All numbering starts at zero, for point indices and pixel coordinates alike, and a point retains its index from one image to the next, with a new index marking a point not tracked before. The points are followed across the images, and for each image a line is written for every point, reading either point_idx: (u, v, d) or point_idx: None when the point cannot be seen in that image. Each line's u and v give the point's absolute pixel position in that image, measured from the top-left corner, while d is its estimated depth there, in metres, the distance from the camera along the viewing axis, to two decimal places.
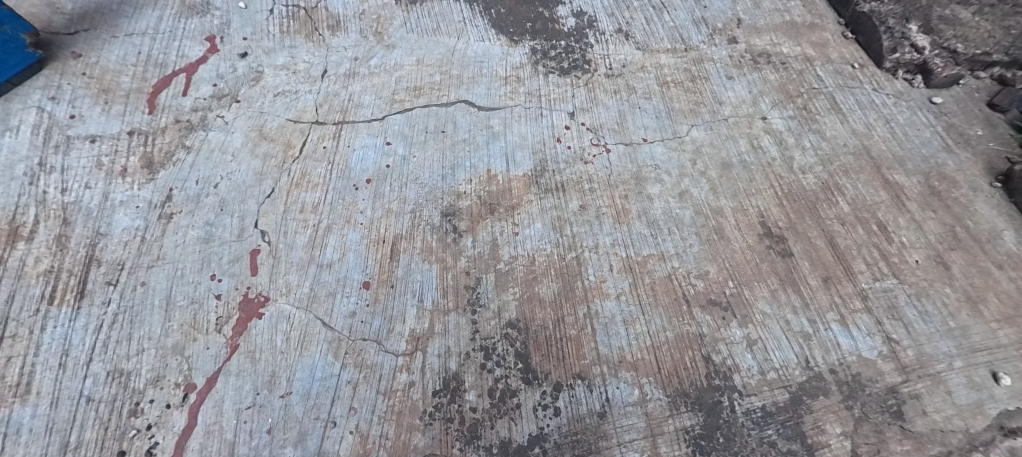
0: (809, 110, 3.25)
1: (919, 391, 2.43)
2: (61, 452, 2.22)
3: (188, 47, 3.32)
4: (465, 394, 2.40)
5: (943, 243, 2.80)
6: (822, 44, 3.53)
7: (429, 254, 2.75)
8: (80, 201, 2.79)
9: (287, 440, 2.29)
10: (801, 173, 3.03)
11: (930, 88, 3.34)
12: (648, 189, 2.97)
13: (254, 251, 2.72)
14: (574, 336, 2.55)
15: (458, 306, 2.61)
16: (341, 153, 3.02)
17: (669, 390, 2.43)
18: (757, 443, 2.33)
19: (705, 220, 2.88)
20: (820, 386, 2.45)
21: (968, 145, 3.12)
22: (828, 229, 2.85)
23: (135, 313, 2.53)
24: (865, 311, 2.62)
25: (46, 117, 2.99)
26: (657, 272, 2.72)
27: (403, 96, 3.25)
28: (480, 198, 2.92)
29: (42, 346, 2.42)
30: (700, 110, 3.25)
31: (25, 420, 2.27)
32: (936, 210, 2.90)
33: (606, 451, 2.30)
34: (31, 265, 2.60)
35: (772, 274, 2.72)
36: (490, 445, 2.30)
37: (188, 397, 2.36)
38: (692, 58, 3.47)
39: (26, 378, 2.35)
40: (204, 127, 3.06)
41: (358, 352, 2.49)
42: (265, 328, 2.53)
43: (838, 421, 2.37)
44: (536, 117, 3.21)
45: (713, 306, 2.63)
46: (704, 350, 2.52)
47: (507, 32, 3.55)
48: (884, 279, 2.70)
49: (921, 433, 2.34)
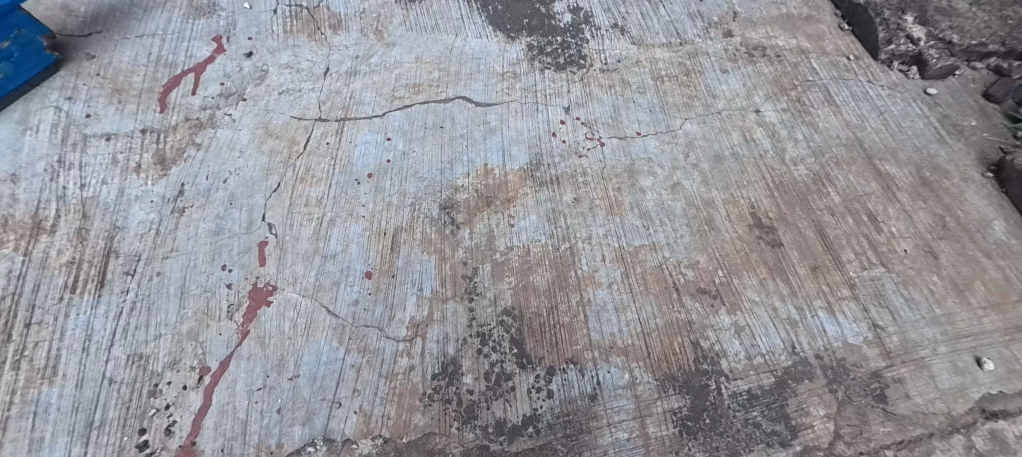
0: (802, 103, 3.29)
1: (902, 376, 2.50)
2: (87, 429, 2.38)
3: (196, 47, 3.43)
4: (463, 377, 2.53)
5: (932, 233, 2.83)
6: (817, 36, 3.56)
7: (428, 246, 2.86)
8: (97, 196, 2.93)
9: (296, 419, 2.44)
10: (792, 165, 3.08)
11: (925, 79, 3.34)
12: (640, 181, 3.05)
13: (262, 243, 2.85)
14: (567, 323, 2.66)
15: (456, 294, 2.73)
16: (343, 148, 3.14)
17: (658, 374, 2.53)
18: (742, 424, 2.43)
19: (696, 211, 2.95)
20: (805, 371, 2.53)
21: (961, 136, 3.12)
22: (817, 219, 2.90)
23: (151, 301, 2.68)
24: (852, 299, 2.69)
25: (64, 116, 3.13)
26: (648, 262, 2.81)
27: (402, 93, 3.34)
28: (477, 192, 3.02)
29: (66, 332, 2.58)
30: (694, 103, 3.31)
31: (53, 400, 2.43)
32: (926, 199, 2.93)
33: (597, 431, 2.42)
34: (54, 257, 2.76)
35: (761, 264, 2.79)
36: (487, 425, 2.43)
37: (203, 379, 2.51)
38: (687, 52, 3.52)
39: (52, 362, 2.51)
40: (213, 125, 3.18)
41: (361, 337, 2.62)
42: (273, 315, 2.67)
43: (822, 404, 2.46)
44: (532, 112, 3.29)
45: (702, 294, 2.72)
46: (693, 337, 2.61)
47: (505, 28, 3.62)
48: (872, 268, 2.76)
49: (903, 415, 2.42)
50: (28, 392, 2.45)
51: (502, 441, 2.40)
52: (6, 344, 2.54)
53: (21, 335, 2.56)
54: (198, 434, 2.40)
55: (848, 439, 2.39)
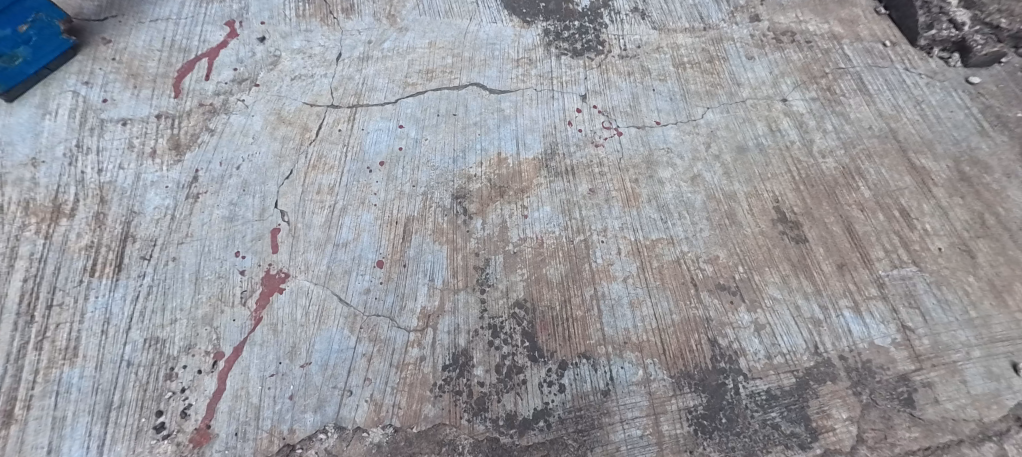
0: (832, 92, 3.14)
1: (932, 380, 2.39)
2: (106, 410, 2.42)
3: (209, 31, 3.41)
4: (473, 369, 2.49)
5: (969, 231, 2.68)
6: (852, 21, 3.38)
7: (440, 235, 2.82)
8: (115, 181, 2.95)
9: (308, 406, 2.44)
10: (820, 157, 2.95)
11: (968, 67, 3.15)
12: (659, 173, 2.95)
13: (275, 230, 2.84)
14: (579, 317, 2.60)
15: (467, 285, 2.68)
16: (356, 136, 3.10)
17: (673, 371, 2.46)
18: (760, 424, 2.35)
19: (717, 205, 2.85)
20: (828, 372, 2.44)
21: (1005, 128, 2.94)
22: (846, 215, 2.78)
23: (167, 285, 2.69)
24: (880, 298, 2.57)
25: (82, 101, 3.15)
26: (665, 256, 2.73)
27: (415, 79, 3.29)
28: (490, 181, 2.96)
29: (85, 315, 2.61)
30: (717, 91, 3.19)
31: (74, 380, 2.47)
32: (965, 196, 2.77)
33: (608, 427, 2.37)
34: (74, 240, 2.79)
35: (784, 260, 2.68)
36: (497, 417, 2.40)
37: (217, 364, 2.52)
38: (711, 37, 3.38)
39: (73, 343, 2.55)
40: (227, 112, 3.17)
41: (372, 327, 2.60)
42: (286, 302, 2.66)
43: (845, 407, 2.37)
44: (547, 100, 3.20)
45: (721, 290, 2.63)
46: (710, 334, 2.53)
47: (520, 13, 3.52)
48: (903, 266, 2.63)
49: (931, 421, 2.32)
50: (51, 372, 2.49)
51: (512, 434, 2.37)
52: (29, 325, 2.58)
53: (43, 316, 2.60)
54: (213, 418, 2.42)
55: (872, 444, 2.29)
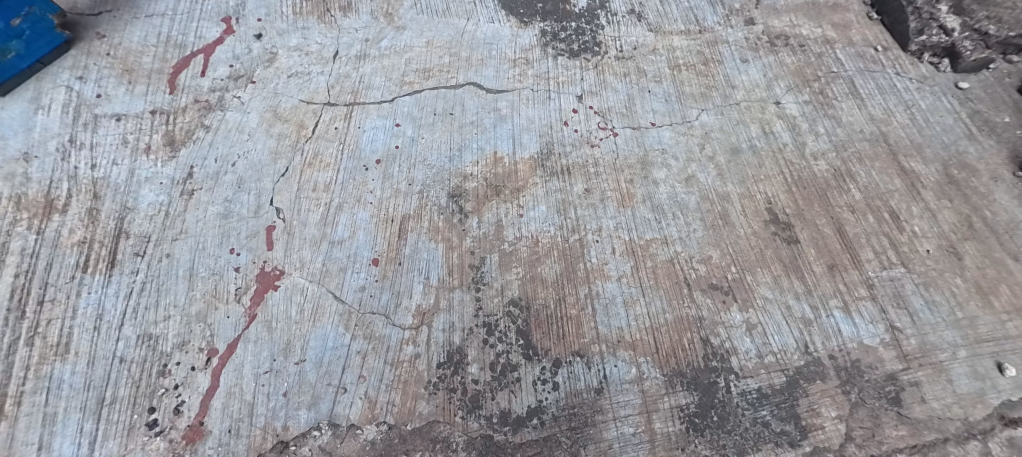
0: (824, 95, 3.18)
1: (919, 379, 2.43)
2: (98, 407, 2.41)
3: (206, 27, 3.40)
4: (468, 367, 2.51)
5: (957, 234, 2.73)
6: (844, 25, 3.43)
7: (435, 234, 2.83)
8: (108, 177, 2.94)
9: (301, 403, 2.45)
10: (812, 160, 2.99)
11: (957, 73, 3.20)
12: (654, 174, 2.98)
13: (270, 227, 2.84)
14: (574, 315, 2.62)
15: (462, 283, 2.70)
16: (352, 133, 3.10)
17: (666, 370, 2.49)
18: (751, 422, 2.39)
19: (711, 206, 2.88)
20: (818, 371, 2.47)
21: (993, 133, 3.00)
22: (836, 217, 2.81)
23: (161, 282, 2.69)
24: (869, 299, 2.61)
25: (75, 95, 3.13)
26: (659, 256, 2.75)
27: (412, 78, 3.29)
28: (486, 180, 2.97)
29: (78, 311, 2.60)
30: (711, 94, 3.22)
31: (65, 376, 2.46)
32: (953, 199, 2.82)
33: (602, 424, 2.39)
34: (66, 236, 2.77)
35: (775, 261, 2.72)
36: (491, 415, 2.41)
37: (211, 361, 2.52)
38: (706, 40, 3.42)
39: (65, 339, 2.54)
40: (222, 108, 3.16)
41: (367, 324, 2.61)
42: (280, 299, 2.66)
43: (834, 405, 2.40)
44: (544, 100, 3.22)
45: (713, 290, 2.66)
46: (703, 333, 2.56)
47: (518, 13, 3.53)
48: (892, 268, 2.67)
49: (919, 420, 2.36)
50: (42, 368, 2.48)
51: (506, 431, 2.38)
52: (20, 321, 2.57)
53: (34, 312, 2.59)
54: (206, 414, 2.41)
55: (860, 442, 2.33)
